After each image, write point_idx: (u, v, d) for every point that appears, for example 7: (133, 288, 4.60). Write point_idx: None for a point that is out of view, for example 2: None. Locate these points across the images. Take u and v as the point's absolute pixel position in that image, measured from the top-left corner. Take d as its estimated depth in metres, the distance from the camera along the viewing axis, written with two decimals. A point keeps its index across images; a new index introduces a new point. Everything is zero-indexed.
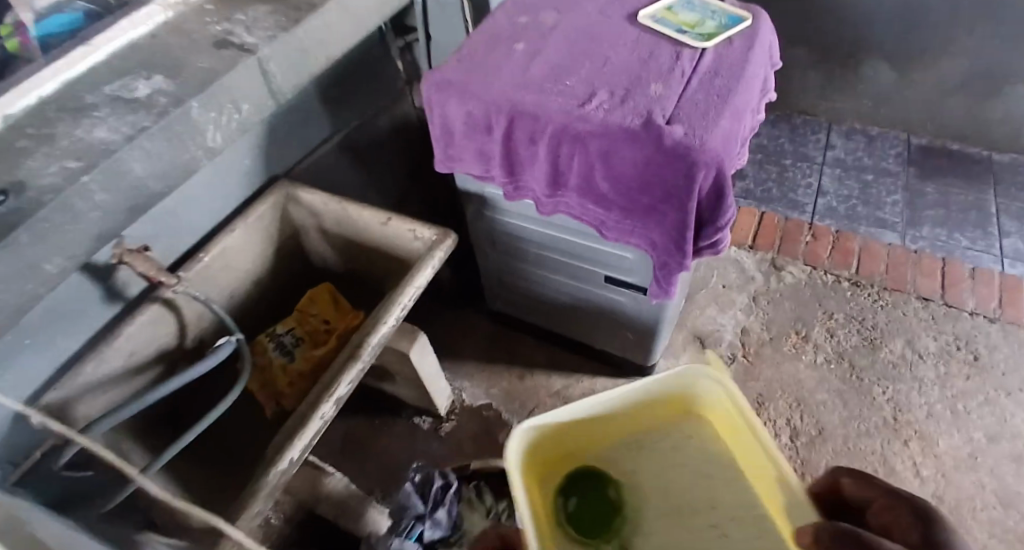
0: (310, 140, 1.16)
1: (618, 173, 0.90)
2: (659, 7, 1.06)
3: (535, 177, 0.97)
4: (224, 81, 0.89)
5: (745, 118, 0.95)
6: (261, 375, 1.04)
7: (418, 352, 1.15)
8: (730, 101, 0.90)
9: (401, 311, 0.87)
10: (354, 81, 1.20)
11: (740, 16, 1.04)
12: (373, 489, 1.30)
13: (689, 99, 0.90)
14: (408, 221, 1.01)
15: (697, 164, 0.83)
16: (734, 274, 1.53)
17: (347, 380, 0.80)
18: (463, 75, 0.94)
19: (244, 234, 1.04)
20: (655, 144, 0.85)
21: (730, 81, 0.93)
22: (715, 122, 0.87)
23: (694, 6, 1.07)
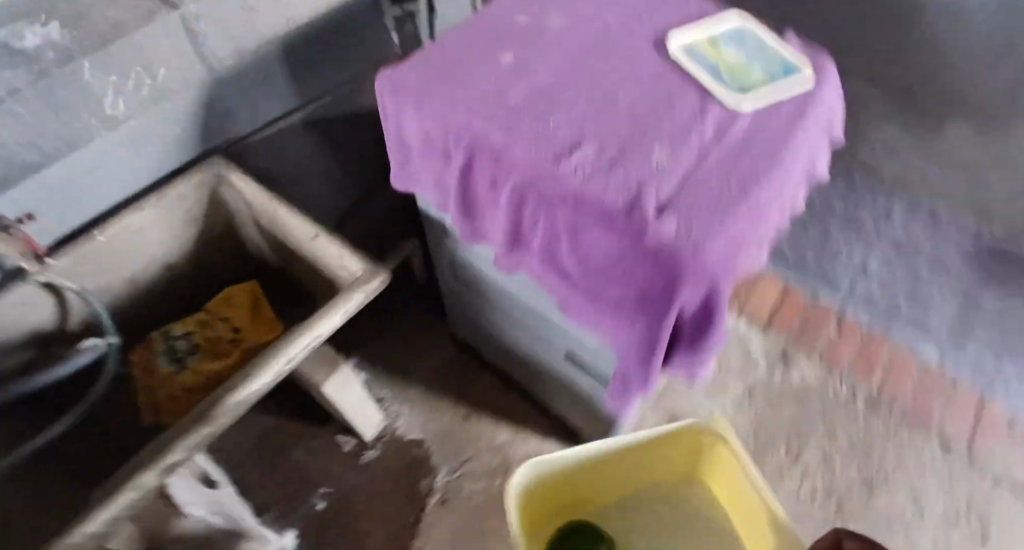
0: (264, 113, 0.98)
1: (588, 257, 0.69)
2: (699, 36, 0.83)
3: (493, 229, 0.77)
4: (133, 38, 0.72)
5: (772, 212, 0.72)
6: (147, 378, 0.91)
7: (336, 383, 1.00)
8: (757, 191, 0.66)
9: (285, 368, 0.72)
10: (327, 49, 1.00)
11: (801, 65, 0.79)
12: (274, 508, 1.17)
13: (701, 175, 0.67)
14: (337, 244, 0.83)
15: (683, 279, 0.62)
16: (735, 356, 1.32)
17: (184, 445, 0.67)
18: (426, 86, 0.74)
19: (154, 215, 0.88)
20: (636, 238, 0.63)
21: (764, 159, 0.69)
22: (728, 220, 0.63)
23: (745, 43, 0.83)
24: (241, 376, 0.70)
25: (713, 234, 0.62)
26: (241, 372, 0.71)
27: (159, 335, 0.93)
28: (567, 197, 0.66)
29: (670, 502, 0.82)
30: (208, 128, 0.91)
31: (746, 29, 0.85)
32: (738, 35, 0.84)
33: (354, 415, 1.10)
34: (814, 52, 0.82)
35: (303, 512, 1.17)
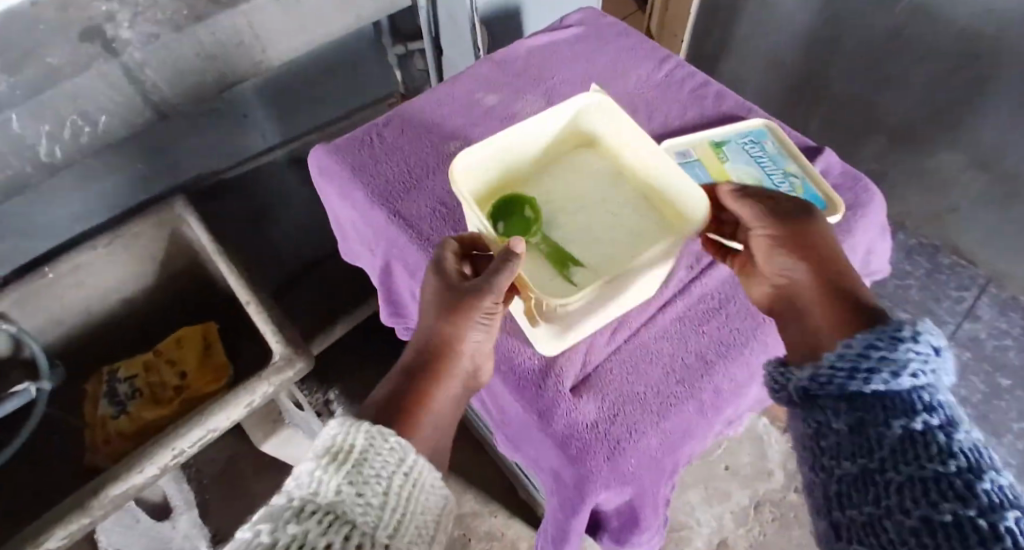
0: (239, 150, 0.94)
1: (495, 412, 0.56)
2: (702, 144, 0.68)
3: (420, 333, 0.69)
4: (63, 87, 0.67)
5: (749, 388, 0.55)
6: (89, 421, 0.90)
7: (279, 442, 0.98)
8: (715, 375, 0.51)
9: (176, 459, 0.71)
10: (313, 90, 0.95)
11: (824, 194, 0.63)
12: None
13: (645, 344, 0.53)
14: (266, 319, 0.79)
15: (591, 482, 0.47)
16: (747, 459, 1.11)
17: (62, 534, 0.66)
18: (361, 169, 0.65)
19: (107, 256, 0.85)
20: (538, 417, 0.49)
21: (733, 333, 0.53)
22: (660, 420, 0.49)
23: (762, 152, 0.68)
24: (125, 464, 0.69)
25: (634, 436, 0.48)
26: (128, 459, 0.69)
27: (103, 373, 0.92)
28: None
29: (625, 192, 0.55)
30: (173, 164, 0.88)
31: (766, 133, 0.69)
32: (755, 141, 0.69)
33: None
34: (851, 179, 0.66)
35: None
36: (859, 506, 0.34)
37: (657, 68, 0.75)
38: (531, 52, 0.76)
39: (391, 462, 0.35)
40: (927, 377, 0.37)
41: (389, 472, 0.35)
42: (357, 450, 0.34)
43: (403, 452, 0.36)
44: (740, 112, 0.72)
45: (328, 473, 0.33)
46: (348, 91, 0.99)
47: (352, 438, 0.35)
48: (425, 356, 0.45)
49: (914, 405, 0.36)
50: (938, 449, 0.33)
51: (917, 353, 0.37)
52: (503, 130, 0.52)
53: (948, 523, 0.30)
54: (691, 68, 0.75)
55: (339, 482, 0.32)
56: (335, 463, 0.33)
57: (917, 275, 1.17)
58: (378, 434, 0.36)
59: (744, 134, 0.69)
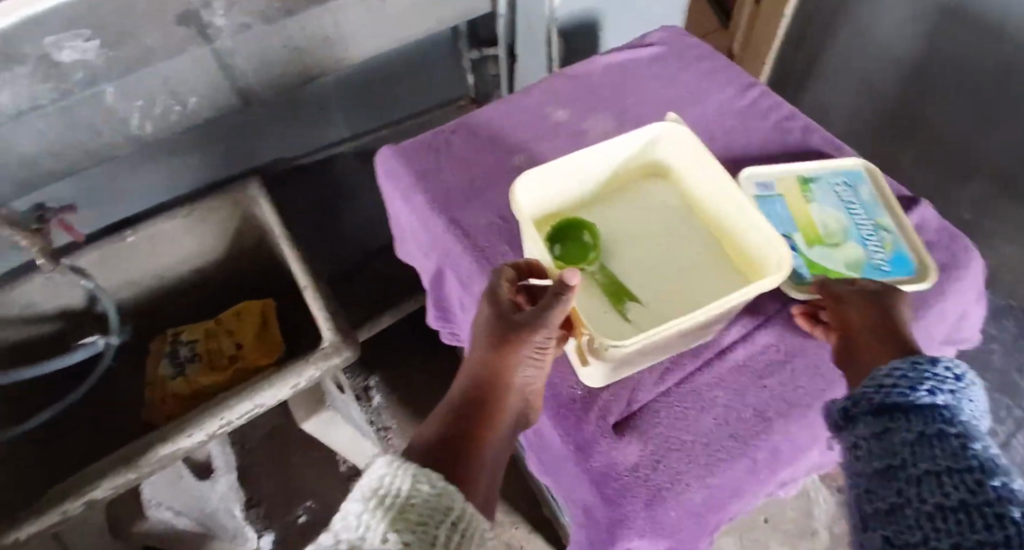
0: (314, 140, 0.98)
1: (532, 434, 0.55)
2: (789, 177, 0.62)
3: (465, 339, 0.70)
4: (159, 68, 0.72)
5: (805, 450, 0.53)
6: (149, 381, 0.94)
7: (319, 423, 1.00)
8: (774, 434, 0.49)
9: (223, 428, 0.75)
10: (388, 88, 0.98)
11: (914, 260, 0.56)
12: (262, 506, 1.21)
13: (699, 389, 0.50)
14: (321, 305, 0.81)
15: (625, 527, 0.46)
16: (788, 515, 1.07)
17: (107, 484, 0.71)
18: (425, 175, 0.66)
19: (184, 227, 0.90)
20: (577, 451, 0.48)
21: (794, 392, 0.50)
22: (707, 474, 0.47)
23: (855, 197, 0.61)
24: (177, 427, 0.73)
25: (677, 486, 0.47)
26: (177, 422, 0.73)
27: (167, 335, 0.98)
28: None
29: (693, 228, 0.54)
30: (249, 148, 0.92)
31: (864, 176, 0.62)
32: (851, 183, 0.62)
33: (344, 446, 1.12)
34: (949, 235, 0.60)
35: (283, 522, 1.19)
36: (883, 498, 0.35)
37: (739, 95, 0.69)
38: (608, 70, 0.71)
39: (438, 508, 0.33)
40: (946, 397, 0.38)
41: (438, 520, 0.33)
42: (402, 496, 0.33)
43: (449, 498, 0.34)
44: (829, 149, 0.66)
45: (374, 519, 0.31)
46: (422, 91, 1.02)
47: (398, 483, 0.33)
48: (479, 390, 0.44)
49: (938, 415, 0.37)
50: (954, 448, 0.34)
51: (933, 374, 0.39)
52: (580, 150, 0.51)
53: (958, 508, 0.31)
54: (779, 98, 0.69)
55: (387, 529, 0.31)
56: (382, 509, 0.32)
57: (1001, 340, 1.09)
58: (426, 478, 0.34)
59: (838, 173, 0.63)
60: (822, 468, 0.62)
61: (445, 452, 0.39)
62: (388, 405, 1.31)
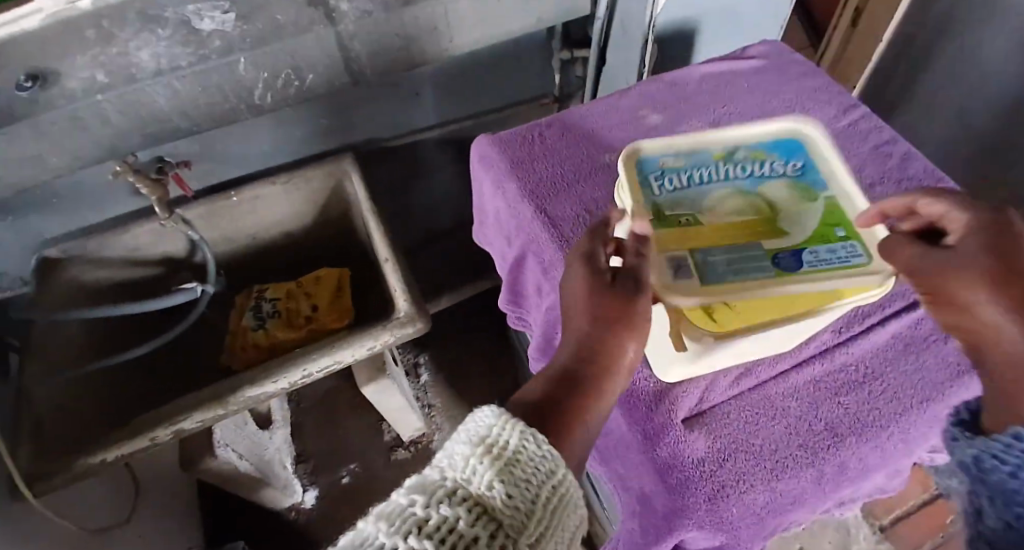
0: (404, 125, 1.04)
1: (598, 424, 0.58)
2: (671, 203, 0.50)
3: (534, 329, 0.69)
4: (286, 43, 0.78)
5: (867, 472, 0.55)
6: (233, 331, 1.01)
7: (377, 389, 1.06)
8: (840, 450, 0.52)
9: (301, 381, 0.81)
10: (479, 80, 1.03)
11: (827, 152, 0.53)
12: (310, 461, 1.28)
13: (771, 398, 0.54)
14: (400, 276, 0.85)
15: (685, 517, 0.50)
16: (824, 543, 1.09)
17: (197, 417, 0.77)
18: (519, 164, 0.66)
19: (282, 191, 0.97)
20: (645, 439, 0.52)
21: (860, 413, 0.53)
22: (773, 479, 0.51)
23: (684, 169, 0.52)
24: (263, 374, 0.79)
25: (740, 486, 0.51)
26: (262, 370, 0.80)
27: (251, 292, 1.05)
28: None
29: None
30: (345, 124, 0.99)
31: (664, 156, 0.53)
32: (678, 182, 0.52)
33: (393, 415, 1.19)
34: None
35: (327, 480, 1.26)
36: None
37: (839, 116, 0.67)
38: (708, 78, 0.70)
39: (542, 469, 0.36)
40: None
41: (540, 481, 0.36)
42: (510, 449, 0.36)
43: (551, 465, 0.37)
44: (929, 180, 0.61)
45: (481, 465, 0.34)
46: (509, 85, 1.06)
47: (506, 436, 0.36)
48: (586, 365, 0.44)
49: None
50: None
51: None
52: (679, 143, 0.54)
53: None
54: (882, 123, 0.66)
55: (493, 477, 0.34)
56: (490, 457, 0.35)
57: None
58: (532, 438, 0.37)
59: (659, 174, 0.52)
60: (872, 495, 0.65)
61: (546, 400, 0.41)
62: (434, 384, 1.37)
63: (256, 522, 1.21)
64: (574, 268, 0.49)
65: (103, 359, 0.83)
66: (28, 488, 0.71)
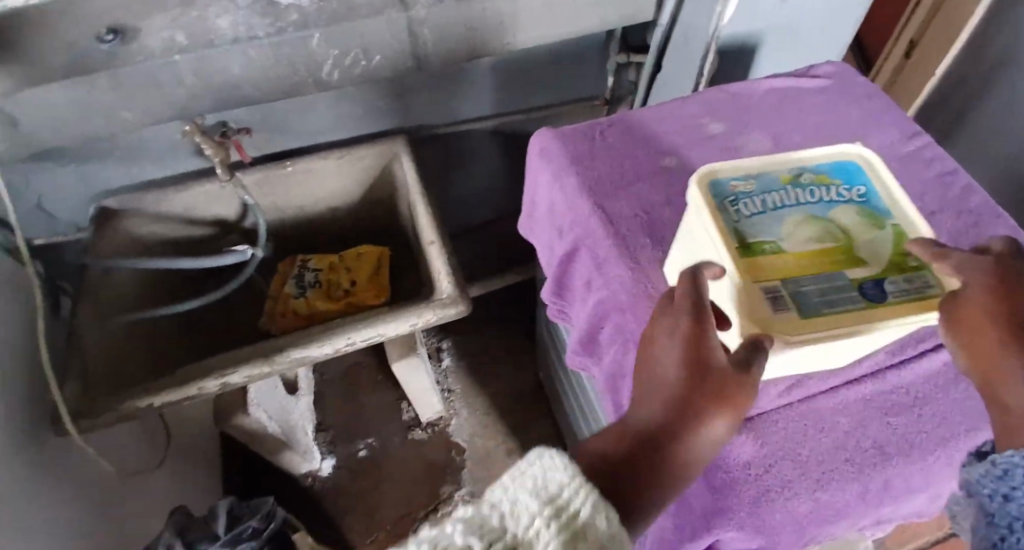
0: (458, 113, 1.06)
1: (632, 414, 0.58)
2: (750, 229, 0.49)
3: (575, 325, 0.70)
4: (359, 23, 0.80)
5: (905, 495, 0.56)
6: (271, 296, 1.05)
7: (406, 366, 1.09)
8: (887, 470, 0.53)
9: (346, 345, 0.82)
10: (536, 76, 1.05)
11: (885, 178, 0.53)
12: (330, 431, 1.32)
13: (820, 411, 0.55)
14: (445, 258, 0.87)
15: (727, 516, 0.52)
16: None
17: (245, 372, 0.79)
18: (579, 159, 0.67)
19: (335, 165, 1.00)
20: None
21: (905, 435, 0.55)
22: (817, 489, 0.52)
23: (757, 197, 0.52)
24: (308, 337, 0.81)
25: (785, 492, 0.52)
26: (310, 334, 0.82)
27: (294, 260, 1.08)
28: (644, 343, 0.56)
29: None
30: (404, 106, 1.01)
31: (735, 182, 0.52)
32: (755, 209, 0.51)
33: (416, 395, 1.21)
34: None
35: (345, 451, 1.29)
36: None
37: (904, 140, 0.67)
38: (776, 92, 0.71)
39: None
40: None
41: None
42: (579, 519, 0.36)
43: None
44: (988, 214, 0.61)
45: (548, 529, 0.35)
46: (564, 83, 1.08)
47: (579, 505, 0.37)
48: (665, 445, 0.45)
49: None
50: None
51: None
52: (745, 166, 0.54)
53: None
54: (946, 153, 0.66)
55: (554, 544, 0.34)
56: (556, 522, 0.35)
57: None
58: (604, 516, 0.37)
59: (735, 200, 0.51)
60: (899, 523, 0.66)
61: (615, 473, 0.45)
62: (456, 370, 1.40)
63: (272, 485, 1.24)
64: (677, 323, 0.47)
65: (154, 308, 0.86)
66: (73, 422, 0.73)
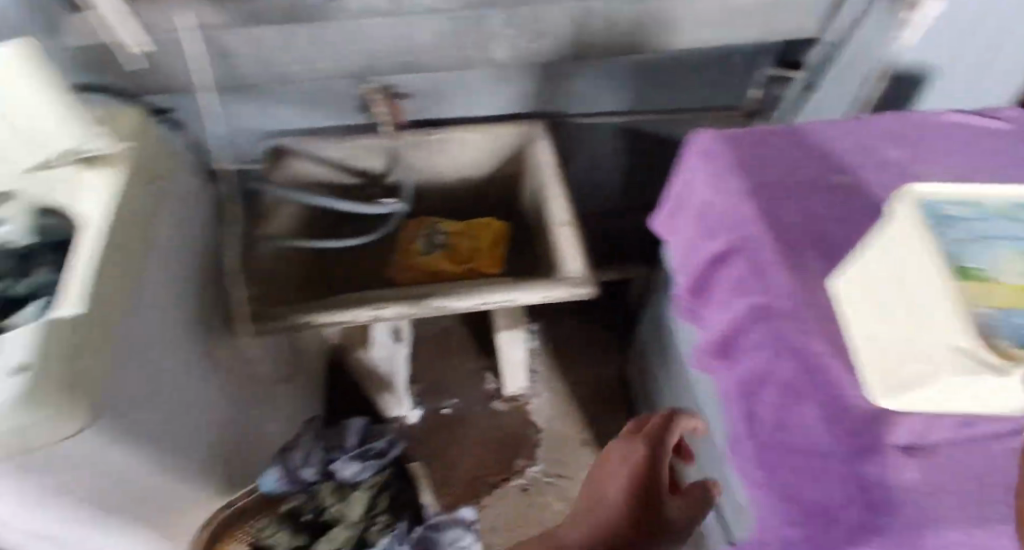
0: (599, 106, 1.09)
1: (774, 422, 0.57)
2: (964, 250, 0.47)
3: (713, 325, 0.68)
4: (542, 8, 0.81)
5: None
6: (398, 247, 1.12)
7: (508, 337, 1.14)
8: None
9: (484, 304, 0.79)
10: (684, 81, 1.05)
11: None
12: (420, 384, 1.39)
13: (998, 454, 0.50)
14: (576, 242, 0.85)
15: (875, 534, 0.49)
16: None
17: (371, 311, 0.79)
18: (743, 164, 0.68)
19: (480, 139, 1.04)
20: (854, 453, 0.50)
21: None
22: (984, 528, 0.48)
23: (972, 223, 0.50)
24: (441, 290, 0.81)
25: (945, 524, 0.48)
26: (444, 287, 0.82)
27: (424, 221, 1.15)
28: (810, 363, 0.54)
29: None
30: (552, 93, 1.05)
31: (947, 203, 0.51)
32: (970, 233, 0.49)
33: (510, 368, 1.28)
34: None
35: (430, 406, 1.36)
36: None
37: None
38: (957, 127, 0.72)
39: None
40: None
41: None
42: None
43: None
44: None
45: None
46: (709, 92, 1.08)
47: None
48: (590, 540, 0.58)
49: None
50: None
51: None
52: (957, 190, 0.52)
53: None
54: None
55: None
56: None
57: None
58: None
59: (951, 220, 0.49)
60: None
61: None
62: (541, 352, 1.44)
63: None
64: (636, 446, 0.66)
65: (310, 241, 0.93)
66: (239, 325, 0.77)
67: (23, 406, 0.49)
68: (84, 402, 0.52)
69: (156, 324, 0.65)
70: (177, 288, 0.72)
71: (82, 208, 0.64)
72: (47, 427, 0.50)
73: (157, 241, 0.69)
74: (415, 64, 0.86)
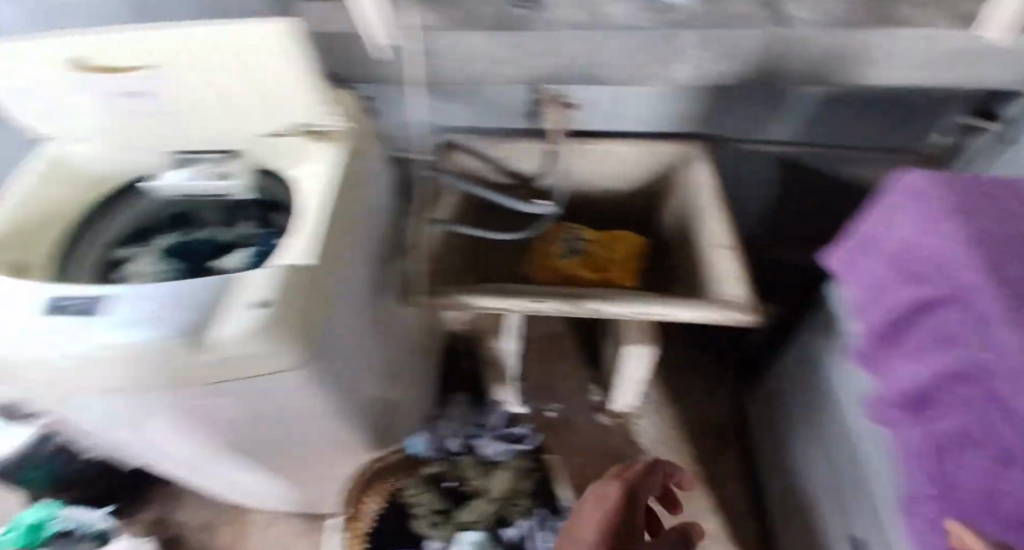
0: (761, 133, 1.06)
1: (982, 487, 0.56)
2: None
3: (898, 374, 0.65)
4: (738, 33, 0.78)
5: None
6: (538, 249, 1.13)
7: (635, 351, 1.04)
8: None
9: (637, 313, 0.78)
10: (859, 118, 1.01)
11: None
12: (528, 385, 1.42)
13: None
14: (738, 267, 0.81)
15: None
16: None
17: (543, 303, 0.80)
18: (954, 209, 0.61)
19: (637, 152, 1.03)
20: None
21: None
22: None
23: None
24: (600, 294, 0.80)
25: None
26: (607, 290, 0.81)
27: (563, 226, 1.15)
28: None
29: None
30: (715, 118, 1.03)
31: None
32: None
33: (624, 385, 1.20)
34: None
35: (536, 408, 1.39)
36: None
37: None
38: None
39: None
40: None
41: None
42: None
43: None
44: None
45: None
46: (884, 131, 1.03)
47: None
48: None
49: None
50: None
51: None
52: None
53: None
54: None
55: None
56: None
57: None
58: None
59: None
60: None
61: None
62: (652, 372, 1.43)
63: None
64: (611, 489, 0.65)
65: (468, 230, 0.97)
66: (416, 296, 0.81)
67: (259, 339, 0.56)
68: (303, 345, 0.58)
69: (348, 296, 0.69)
70: (370, 262, 0.78)
71: (308, 172, 0.74)
72: (272, 360, 0.57)
73: (360, 216, 0.74)
74: (597, 78, 0.86)
